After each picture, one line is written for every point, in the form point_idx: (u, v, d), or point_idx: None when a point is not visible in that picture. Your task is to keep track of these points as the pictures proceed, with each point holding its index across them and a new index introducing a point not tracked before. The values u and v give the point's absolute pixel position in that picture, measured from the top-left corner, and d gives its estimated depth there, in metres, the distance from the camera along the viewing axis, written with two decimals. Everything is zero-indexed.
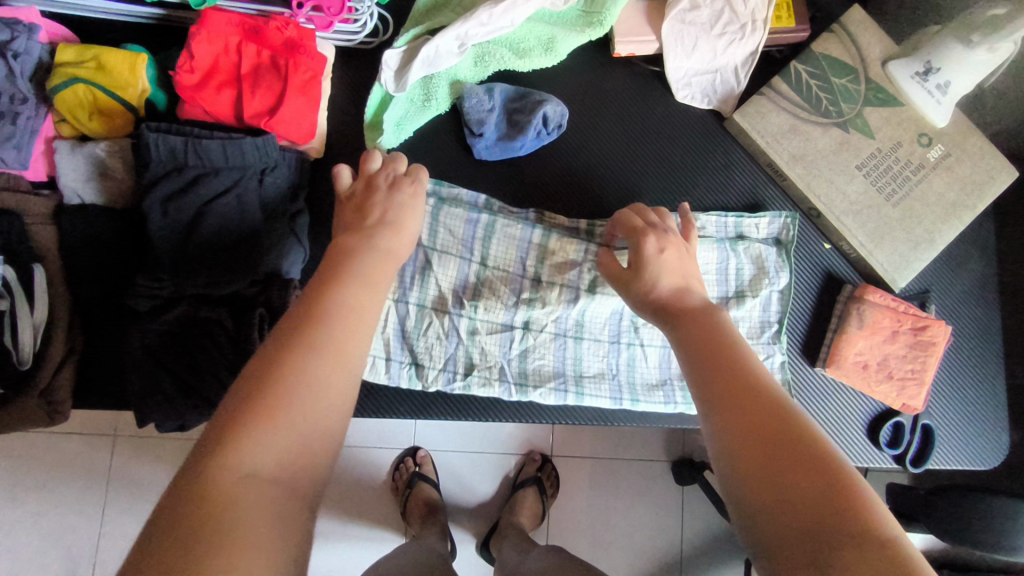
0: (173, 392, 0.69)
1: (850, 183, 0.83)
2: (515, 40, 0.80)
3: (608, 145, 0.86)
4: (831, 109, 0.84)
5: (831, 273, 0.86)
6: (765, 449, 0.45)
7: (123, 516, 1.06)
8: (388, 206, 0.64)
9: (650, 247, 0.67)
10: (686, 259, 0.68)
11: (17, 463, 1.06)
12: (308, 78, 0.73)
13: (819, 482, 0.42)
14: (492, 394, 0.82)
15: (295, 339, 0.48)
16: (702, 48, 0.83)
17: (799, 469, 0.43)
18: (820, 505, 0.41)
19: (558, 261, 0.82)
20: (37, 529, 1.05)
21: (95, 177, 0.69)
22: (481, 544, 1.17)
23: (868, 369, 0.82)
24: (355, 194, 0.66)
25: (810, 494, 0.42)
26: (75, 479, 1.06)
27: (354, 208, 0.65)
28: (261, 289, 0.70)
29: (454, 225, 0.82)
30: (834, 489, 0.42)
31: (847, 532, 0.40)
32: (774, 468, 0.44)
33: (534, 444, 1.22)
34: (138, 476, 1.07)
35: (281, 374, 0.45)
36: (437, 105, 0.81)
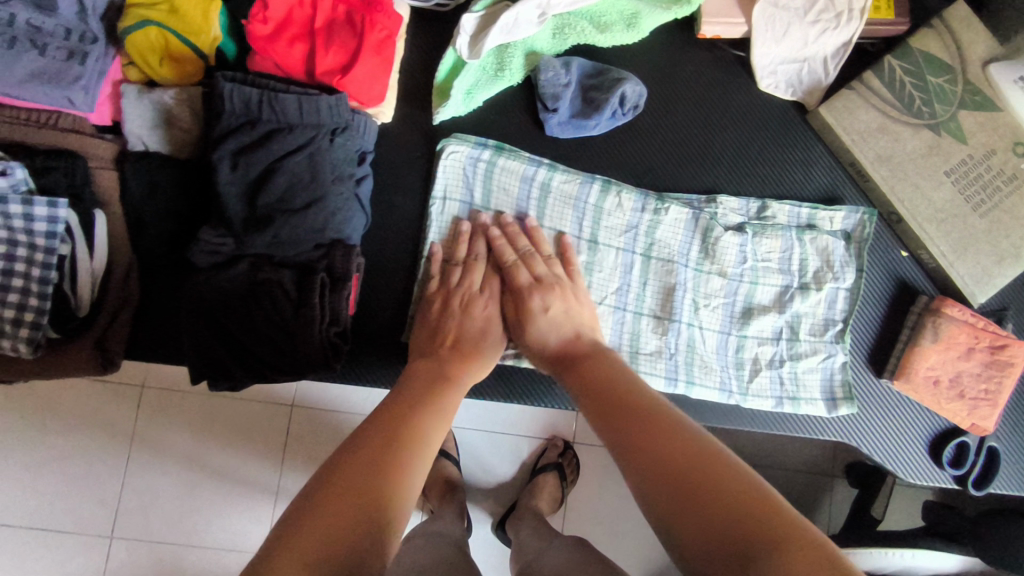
0: (227, 351, 0.67)
1: (937, 189, 0.79)
2: (597, 14, 0.77)
3: (686, 129, 0.82)
4: (924, 110, 0.79)
5: (904, 282, 0.83)
6: (684, 480, 0.48)
7: (147, 467, 1.06)
8: (463, 332, 0.71)
9: (536, 303, 0.71)
10: (575, 309, 0.72)
11: (47, 404, 1.05)
12: (383, 37, 0.70)
13: (730, 500, 0.45)
14: (546, 363, 0.77)
15: (374, 452, 0.53)
16: (793, 35, 0.79)
17: (711, 491, 0.46)
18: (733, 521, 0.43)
19: (615, 221, 0.80)
20: (62, 472, 1.05)
21: (160, 125, 0.67)
22: (495, 525, 1.16)
23: (939, 385, 0.77)
24: (433, 315, 0.72)
25: (732, 514, 0.44)
26: (104, 426, 1.06)
27: (429, 333, 0.71)
28: (323, 254, 0.67)
29: (509, 184, 0.78)
30: (750, 503, 0.44)
31: (770, 537, 0.42)
32: (696, 497, 0.46)
33: (559, 430, 1.20)
34: (165, 432, 1.06)
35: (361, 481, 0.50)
36: (510, 76, 0.77)
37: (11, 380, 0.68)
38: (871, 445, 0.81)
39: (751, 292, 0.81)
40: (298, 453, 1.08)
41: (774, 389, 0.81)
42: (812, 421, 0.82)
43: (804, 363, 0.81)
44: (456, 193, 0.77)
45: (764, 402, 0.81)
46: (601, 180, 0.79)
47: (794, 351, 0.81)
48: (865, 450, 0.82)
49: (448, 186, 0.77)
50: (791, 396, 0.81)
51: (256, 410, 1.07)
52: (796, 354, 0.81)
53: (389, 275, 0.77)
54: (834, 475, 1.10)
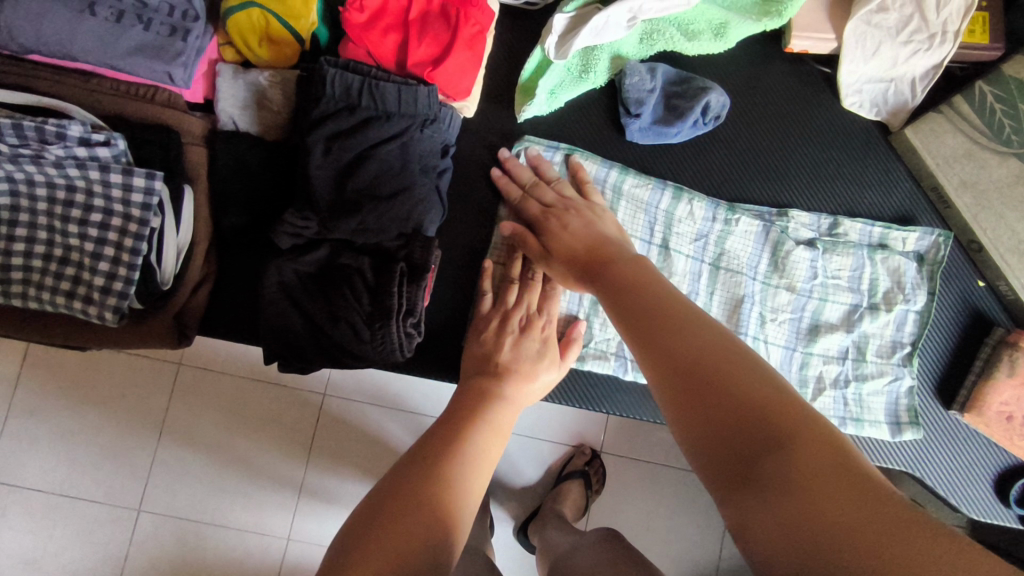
0: (301, 330, 0.68)
1: (1022, 220, 0.76)
2: (686, 21, 0.76)
3: (764, 144, 0.81)
4: (1013, 138, 0.75)
5: (979, 312, 0.81)
6: (694, 378, 0.42)
7: (180, 446, 1.04)
8: (517, 356, 0.68)
9: (554, 223, 0.68)
10: (596, 222, 0.67)
11: (87, 373, 1.04)
12: (475, 32, 0.71)
13: (740, 396, 0.39)
14: (607, 368, 0.77)
15: (430, 448, 0.54)
16: (884, 54, 0.77)
17: (716, 389, 0.41)
18: (739, 419, 0.39)
19: (684, 229, 0.79)
20: (92, 445, 1.03)
21: (252, 106, 0.68)
22: (518, 528, 1.16)
23: (1012, 421, 0.75)
24: (488, 335, 0.70)
25: (737, 411, 0.39)
26: (141, 400, 1.04)
27: (478, 359, 0.68)
28: (403, 243, 0.67)
29: None
30: (755, 398, 0.39)
31: (778, 435, 0.37)
32: (703, 397, 0.41)
33: (586, 438, 1.19)
34: (201, 412, 1.04)
35: (421, 476, 0.50)
36: (594, 78, 0.77)
37: (83, 346, 0.69)
38: (936, 480, 0.79)
39: (820, 309, 0.80)
40: (325, 448, 1.05)
41: (837, 408, 0.79)
42: (875, 445, 0.80)
43: (870, 384, 0.79)
44: None
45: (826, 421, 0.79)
46: (672, 188, 0.79)
47: (860, 371, 0.80)
48: (931, 484, 0.80)
49: None
50: (854, 417, 0.79)
51: (292, 397, 1.05)
52: (862, 374, 0.80)
53: (457, 270, 0.76)
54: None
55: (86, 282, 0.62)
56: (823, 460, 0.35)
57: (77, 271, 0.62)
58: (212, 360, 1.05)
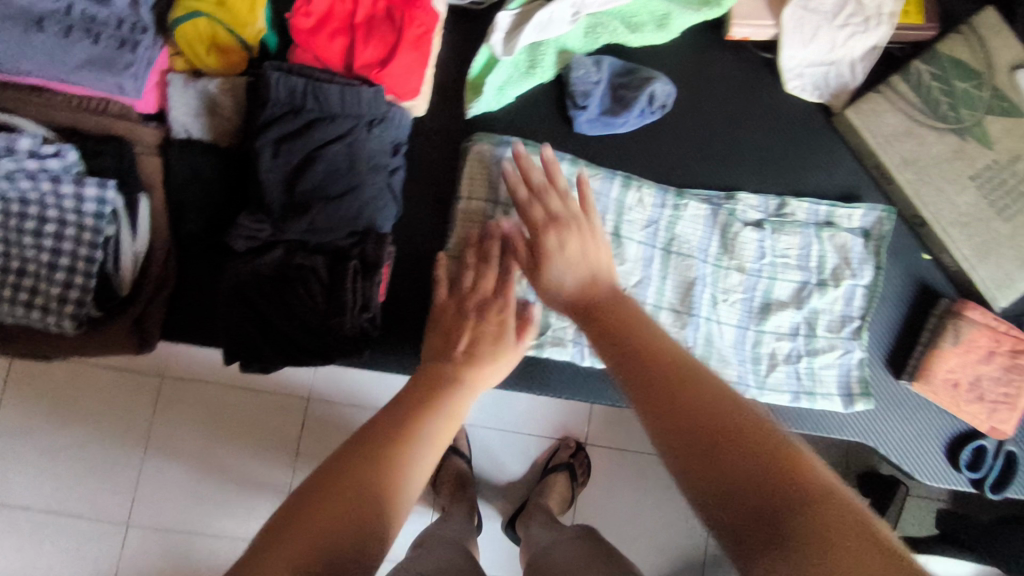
0: (258, 330, 0.69)
1: (961, 193, 0.80)
2: (628, 14, 0.79)
3: (711, 131, 0.84)
4: (949, 114, 0.81)
5: (925, 285, 0.84)
6: (696, 429, 0.39)
7: (162, 457, 1.04)
8: (476, 338, 0.67)
9: (551, 242, 0.64)
10: (592, 249, 0.63)
11: (64, 390, 1.04)
12: (421, 33, 0.72)
13: (750, 458, 0.37)
14: (565, 354, 0.79)
15: (389, 430, 0.54)
16: (822, 37, 0.80)
17: (720, 445, 0.38)
18: (751, 477, 0.36)
19: (634, 217, 0.81)
20: (74, 461, 1.03)
21: (204, 113, 0.70)
22: (506, 523, 1.17)
23: (959, 387, 0.78)
24: (447, 315, 0.69)
25: (748, 472, 0.37)
26: (119, 414, 1.04)
27: (440, 338, 0.67)
28: (356, 241, 0.69)
29: None
30: (768, 460, 0.37)
31: (792, 500, 0.35)
32: (708, 450, 0.38)
33: (570, 431, 1.21)
34: (180, 423, 1.04)
35: (381, 458, 0.50)
36: (542, 73, 0.79)
37: (50, 356, 0.70)
38: (887, 449, 0.82)
39: (770, 287, 0.83)
40: (308, 452, 1.06)
41: (790, 383, 0.82)
42: (828, 417, 0.83)
43: (820, 359, 0.82)
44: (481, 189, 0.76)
45: (781, 396, 0.81)
46: (621, 177, 0.81)
47: (812, 346, 0.82)
48: (883, 453, 0.83)
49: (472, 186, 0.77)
50: (807, 391, 0.81)
51: (271, 404, 1.06)
52: (813, 349, 0.82)
53: (416, 268, 0.78)
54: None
55: (44, 292, 0.64)
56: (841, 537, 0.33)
57: (34, 282, 0.64)
58: (191, 369, 1.05)
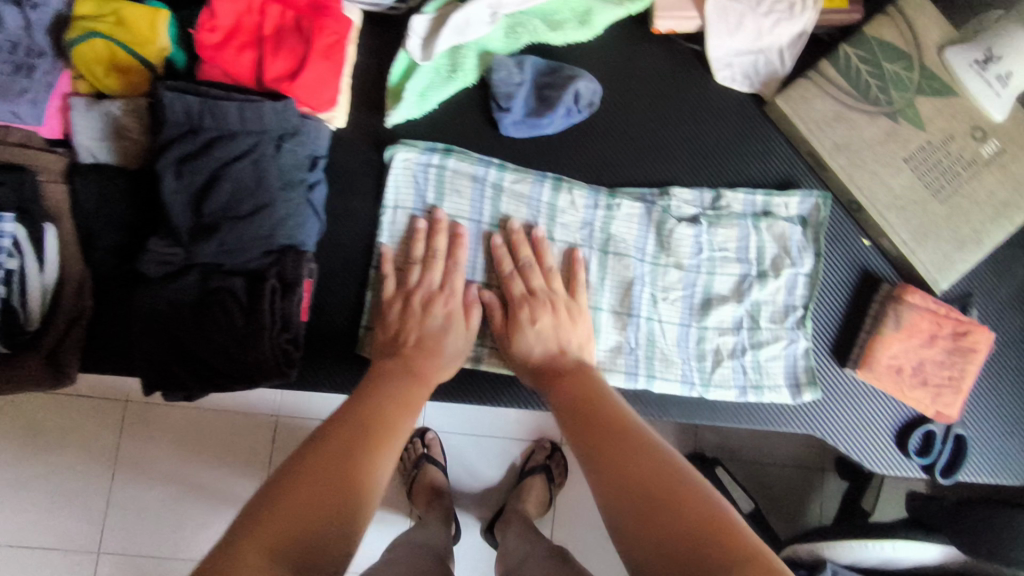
0: (176, 358, 0.67)
1: (894, 176, 0.79)
2: (548, 12, 0.78)
3: (642, 127, 0.82)
4: (881, 97, 0.80)
5: (867, 271, 0.82)
6: (654, 504, 0.52)
7: (127, 483, 1.06)
8: (423, 331, 0.72)
9: (525, 316, 0.74)
10: (566, 327, 0.74)
11: (29, 423, 1.05)
12: (333, 42, 0.71)
13: (694, 524, 0.49)
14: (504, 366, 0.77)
15: (365, 422, 0.61)
16: (747, 26, 0.79)
17: (669, 515, 0.50)
18: (696, 537, 0.48)
19: (569, 219, 0.80)
20: (41, 493, 1.05)
21: (110, 136, 0.67)
22: (484, 529, 1.16)
23: (902, 373, 0.77)
24: (393, 309, 0.73)
25: (693, 534, 0.48)
26: (83, 444, 1.06)
27: (391, 331, 0.73)
28: (274, 260, 0.67)
29: (462, 187, 0.78)
30: (711, 528, 0.49)
31: (726, 557, 0.46)
32: (662, 517, 0.50)
33: (546, 433, 1.21)
34: (146, 449, 1.06)
35: (359, 446, 0.58)
36: (464, 77, 0.77)
37: None
38: (835, 439, 0.81)
39: (710, 282, 0.81)
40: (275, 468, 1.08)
41: (736, 379, 0.80)
42: (779, 410, 0.81)
43: (765, 351, 0.80)
44: (410, 203, 0.77)
45: (727, 392, 0.80)
46: (552, 178, 0.79)
47: (756, 339, 0.81)
48: (833, 444, 0.81)
49: (399, 195, 0.77)
50: (753, 385, 0.80)
51: (238, 421, 1.07)
52: (757, 342, 0.81)
53: (346, 283, 0.76)
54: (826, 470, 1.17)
55: None
56: None
57: None
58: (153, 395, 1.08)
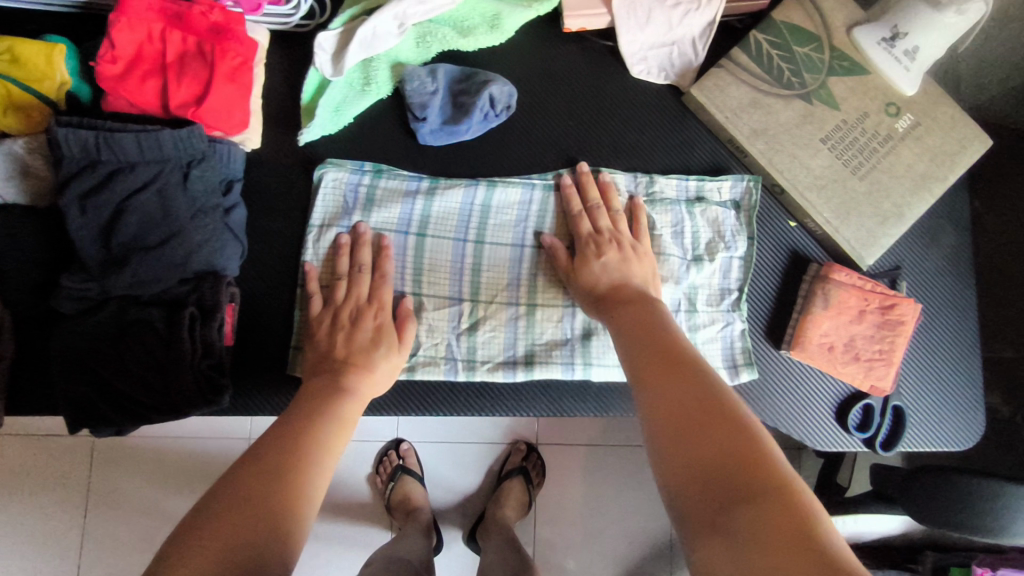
0: (97, 394, 0.66)
1: (814, 157, 0.80)
2: (458, 19, 0.77)
3: (562, 126, 0.82)
4: (793, 80, 0.81)
5: (798, 253, 0.83)
6: (699, 427, 0.51)
7: (104, 517, 1.08)
8: (351, 347, 0.70)
9: (592, 250, 0.75)
10: (630, 265, 0.74)
11: (4, 466, 1.08)
12: (238, 64, 0.70)
13: (727, 454, 0.48)
14: (438, 374, 0.77)
15: (293, 441, 0.58)
16: (657, 19, 0.79)
17: (710, 438, 0.50)
18: (731, 464, 0.47)
19: (502, 220, 0.79)
20: (21, 534, 1.07)
21: (15, 176, 0.66)
22: (466, 537, 1.16)
23: (834, 350, 0.78)
24: (322, 328, 0.72)
25: (725, 462, 0.47)
26: (58, 482, 1.08)
27: (320, 351, 0.70)
28: (190, 288, 0.67)
29: (390, 198, 0.78)
30: (746, 457, 0.47)
31: (752, 490, 0.45)
32: (705, 438, 0.50)
33: (519, 434, 1.20)
34: (120, 482, 1.09)
35: (288, 465, 0.55)
36: (377, 89, 0.77)
37: None
38: (776, 418, 0.81)
39: None
40: None
41: None
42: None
43: (702, 333, 0.81)
44: (335, 217, 0.77)
45: None
46: (486, 182, 0.79)
47: (693, 322, 0.81)
48: (772, 424, 0.81)
49: (327, 212, 0.77)
50: None
51: (211, 445, 1.11)
52: (694, 325, 0.81)
53: (275, 305, 0.76)
54: (799, 446, 1.18)
55: None
56: (786, 518, 0.42)
57: None
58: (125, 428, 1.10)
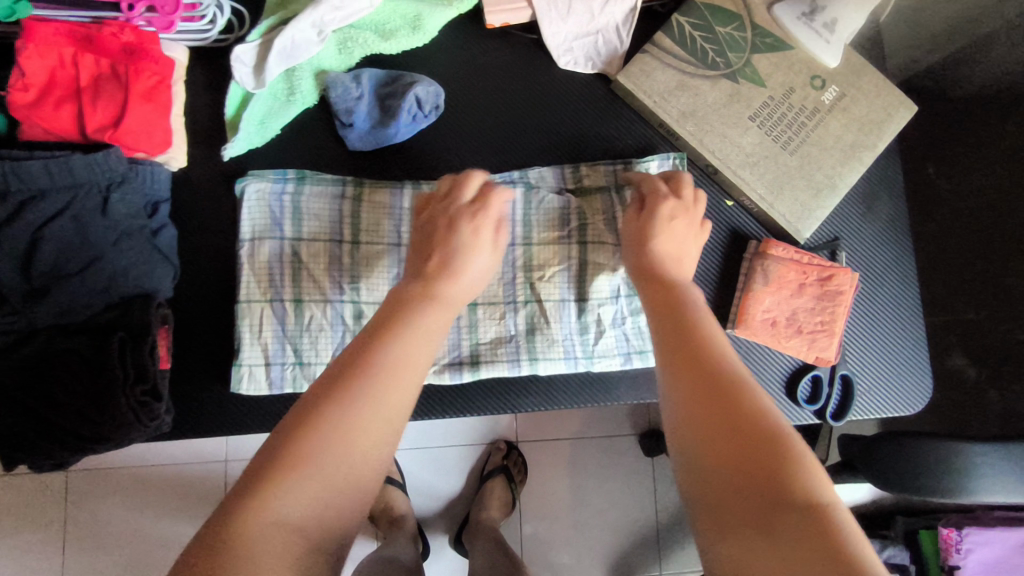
0: (32, 429, 0.65)
1: (744, 135, 0.81)
2: (379, 22, 0.77)
3: (493, 121, 0.82)
4: (718, 60, 0.81)
5: (738, 231, 0.83)
6: (724, 421, 0.48)
7: (82, 551, 1.07)
8: (447, 249, 0.61)
9: (665, 212, 0.69)
10: (694, 234, 0.69)
11: None
12: (154, 84, 0.70)
13: (759, 456, 0.45)
14: None
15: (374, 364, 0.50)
16: (578, 9, 0.79)
17: (738, 438, 0.47)
18: (762, 472, 0.44)
19: None
20: None
21: None
22: (454, 540, 1.15)
23: (777, 325, 0.79)
24: (422, 225, 0.65)
25: (758, 466, 0.45)
26: (32, 520, 1.07)
27: (419, 246, 0.63)
28: (119, 312, 0.66)
29: (319, 206, 0.77)
30: (776, 460, 0.45)
31: (785, 501, 0.43)
32: (733, 438, 0.47)
33: (500, 432, 1.20)
34: (97, 515, 1.08)
35: (370, 399, 0.48)
36: (302, 98, 0.77)
37: None
38: None
39: (584, 252, 0.81)
40: None
41: (620, 346, 0.81)
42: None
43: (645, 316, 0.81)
44: (266, 230, 0.76)
45: (612, 361, 0.80)
46: (411, 185, 0.79)
47: (634, 305, 0.81)
48: None
49: (255, 225, 0.76)
50: (638, 350, 0.81)
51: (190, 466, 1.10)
52: (636, 308, 0.81)
53: (213, 323, 0.76)
54: None
55: None
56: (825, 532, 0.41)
57: None
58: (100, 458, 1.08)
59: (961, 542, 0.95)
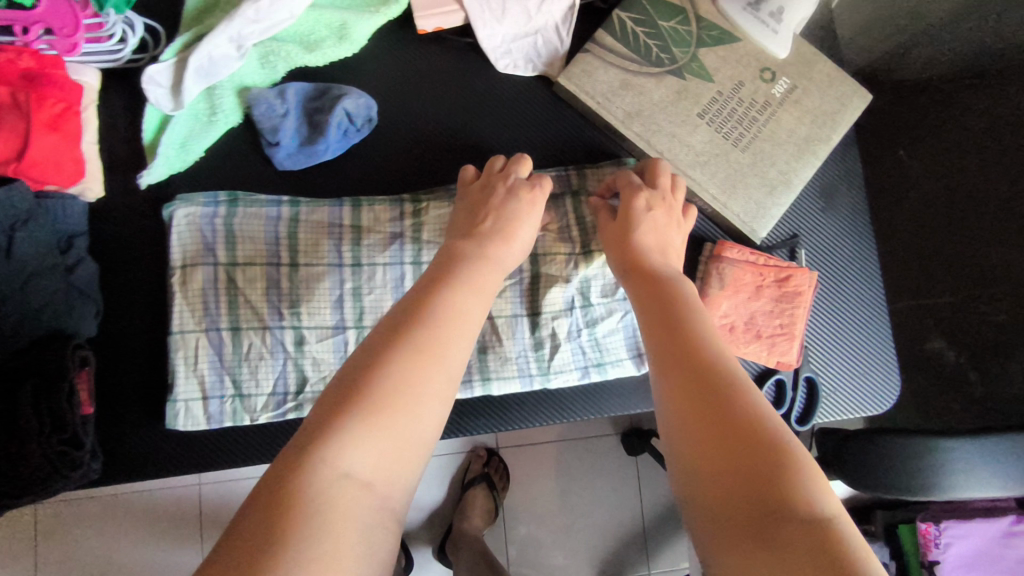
0: None
1: (693, 133, 0.77)
2: (302, 33, 0.73)
3: (433, 130, 0.78)
4: (662, 56, 0.78)
5: (694, 234, 0.80)
6: (712, 417, 0.44)
7: None
8: (502, 210, 0.65)
9: (640, 206, 0.67)
10: (669, 229, 0.67)
11: None
12: (60, 111, 0.66)
13: (750, 451, 0.41)
14: None
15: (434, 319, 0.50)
16: (513, 11, 0.76)
17: (728, 437, 0.42)
18: (757, 467, 0.40)
19: (374, 236, 0.75)
20: None
21: None
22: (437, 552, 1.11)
23: (734, 330, 0.76)
24: (473, 193, 0.68)
25: (751, 464, 0.40)
26: None
27: (471, 208, 0.66)
28: (29, 357, 0.61)
29: (254, 227, 0.73)
30: (769, 460, 0.40)
31: (780, 503, 0.38)
32: (721, 437, 0.42)
33: (478, 441, 1.16)
34: (58, 560, 1.00)
35: (422, 355, 0.48)
36: (224, 118, 0.73)
37: None
38: None
39: (536, 263, 0.77)
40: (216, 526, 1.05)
41: (576, 360, 0.77)
42: (622, 381, 0.80)
43: (602, 326, 0.78)
44: (196, 254, 0.72)
45: (569, 375, 0.77)
46: (350, 201, 0.75)
47: (590, 316, 0.78)
48: None
49: (186, 250, 0.72)
50: (595, 362, 0.78)
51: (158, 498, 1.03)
52: (593, 319, 0.78)
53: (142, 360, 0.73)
54: None
55: None
56: (828, 534, 0.36)
57: None
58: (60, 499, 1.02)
59: (939, 537, 0.93)
